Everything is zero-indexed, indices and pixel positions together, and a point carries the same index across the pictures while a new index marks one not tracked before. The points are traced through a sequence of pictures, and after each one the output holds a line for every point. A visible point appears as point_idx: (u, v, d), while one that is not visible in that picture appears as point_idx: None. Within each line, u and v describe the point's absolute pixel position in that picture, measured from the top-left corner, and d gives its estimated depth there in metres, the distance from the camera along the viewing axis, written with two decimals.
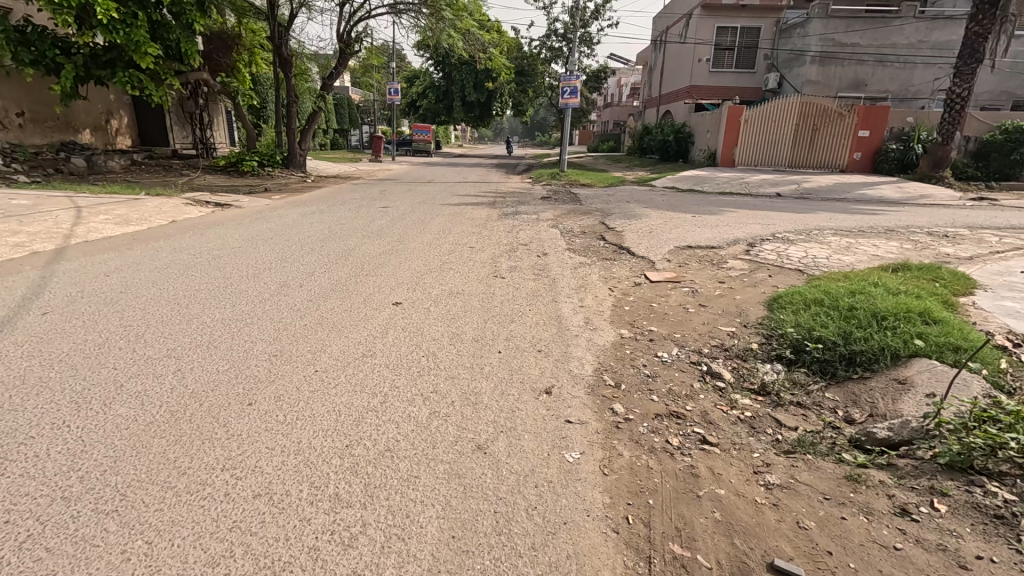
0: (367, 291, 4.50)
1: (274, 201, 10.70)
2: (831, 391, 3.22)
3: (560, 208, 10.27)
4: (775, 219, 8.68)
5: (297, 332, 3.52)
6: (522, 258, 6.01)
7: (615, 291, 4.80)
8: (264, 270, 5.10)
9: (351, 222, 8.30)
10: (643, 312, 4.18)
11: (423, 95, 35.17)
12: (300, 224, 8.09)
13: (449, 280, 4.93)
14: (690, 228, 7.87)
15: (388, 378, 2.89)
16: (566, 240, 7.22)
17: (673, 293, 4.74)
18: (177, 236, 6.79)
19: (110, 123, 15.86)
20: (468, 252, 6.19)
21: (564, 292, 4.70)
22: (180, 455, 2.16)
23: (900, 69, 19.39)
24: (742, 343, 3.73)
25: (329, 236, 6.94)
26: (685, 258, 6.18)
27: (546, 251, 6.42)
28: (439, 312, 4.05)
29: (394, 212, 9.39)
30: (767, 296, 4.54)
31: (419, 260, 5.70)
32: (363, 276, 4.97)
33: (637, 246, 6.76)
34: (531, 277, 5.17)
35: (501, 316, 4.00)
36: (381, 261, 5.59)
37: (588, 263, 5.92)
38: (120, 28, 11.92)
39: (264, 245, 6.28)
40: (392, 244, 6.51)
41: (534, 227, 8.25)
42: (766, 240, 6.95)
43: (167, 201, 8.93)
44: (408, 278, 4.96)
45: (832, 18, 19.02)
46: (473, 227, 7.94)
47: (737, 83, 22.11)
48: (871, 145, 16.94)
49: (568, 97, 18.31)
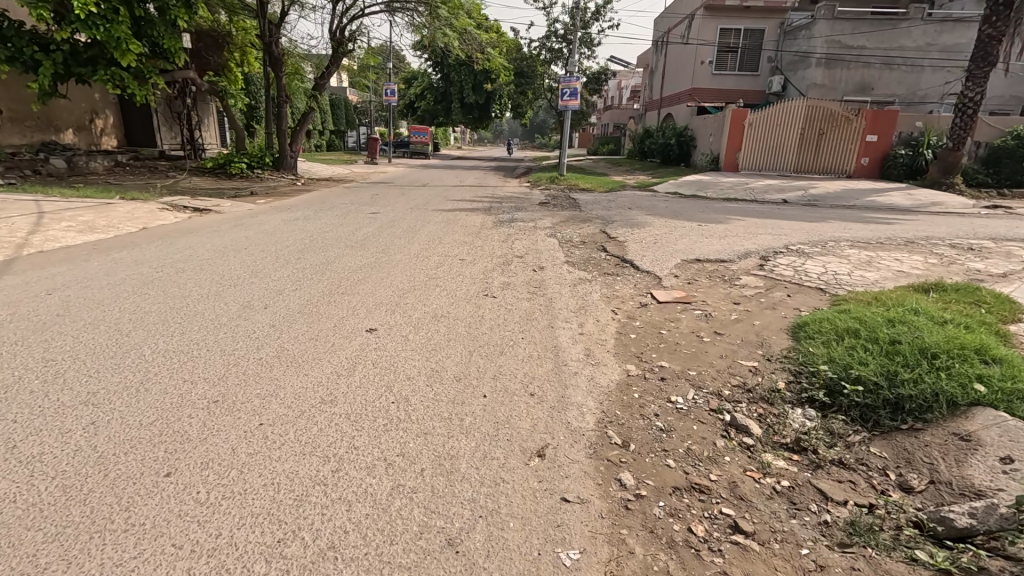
0: (340, 314, 3.99)
1: (258, 206, 10.21)
2: (878, 446, 2.71)
3: (559, 215, 9.79)
4: (786, 228, 8.18)
5: (248, 370, 3.00)
6: (517, 272, 5.51)
7: (618, 314, 4.29)
8: (230, 287, 4.60)
9: (336, 229, 7.80)
10: (652, 342, 3.67)
11: (422, 96, 34.73)
12: (280, 231, 7.58)
13: (433, 300, 4.43)
14: (697, 239, 7.38)
15: (346, 437, 2.38)
16: (565, 252, 6.71)
17: (683, 316, 4.24)
18: (145, 245, 6.28)
19: (94, 123, 15.40)
20: (457, 265, 5.70)
21: (561, 314, 4.20)
22: (54, 562, 1.66)
23: (907, 73, 18.96)
24: (766, 381, 3.23)
25: (309, 247, 6.43)
26: (693, 273, 5.70)
27: (543, 264, 5.92)
28: (417, 342, 3.54)
29: (383, 218, 8.89)
30: (790, 322, 4.03)
31: (403, 275, 5.21)
32: (337, 295, 4.46)
33: (640, 259, 6.26)
34: (525, 296, 4.68)
35: (489, 346, 3.49)
36: (361, 277, 5.09)
37: (589, 279, 5.42)
38: (101, 24, 11.42)
39: (236, 257, 5.77)
40: (377, 256, 6.02)
41: (530, 236, 7.75)
42: (779, 253, 6.46)
43: (141, 205, 8.41)
44: (387, 298, 4.44)
45: (838, 20, 18.59)
46: (466, 236, 7.43)
47: (739, 86, 21.68)
48: (879, 150, 16.49)
49: (567, 98, 17.82)
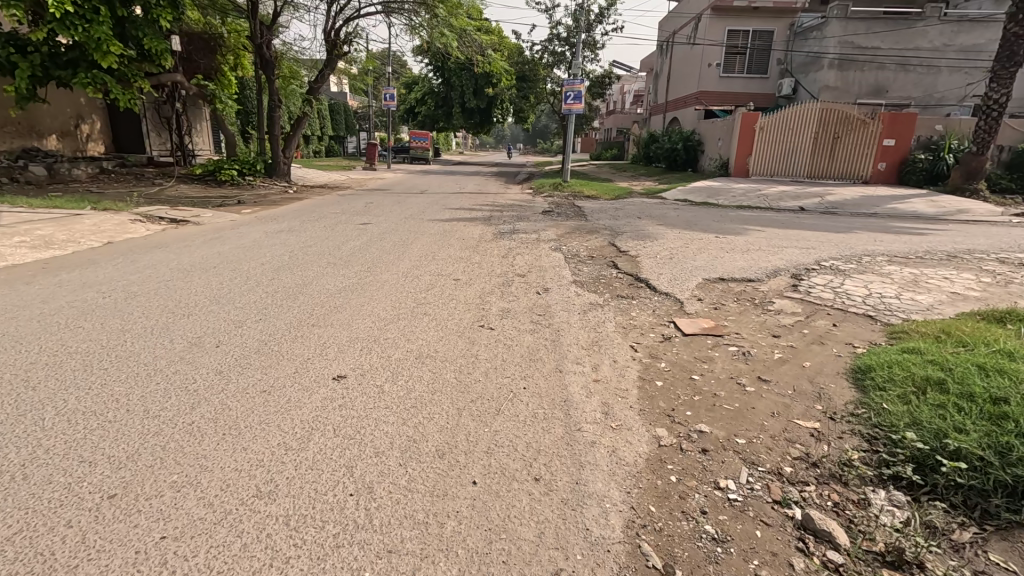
0: (305, 356, 3.31)
1: (242, 216, 9.58)
2: (1000, 552, 2.00)
3: (564, 225, 9.12)
4: (812, 241, 7.51)
5: (168, 444, 2.32)
6: (519, 295, 4.84)
7: (639, 352, 3.59)
8: (181, 318, 3.94)
9: (320, 243, 7.15)
10: (685, 394, 2.98)
11: (421, 101, 34.08)
12: (259, 245, 6.93)
13: (418, 335, 3.74)
14: (717, 253, 6.70)
15: (280, 563, 1.70)
16: (572, 269, 6.04)
17: (717, 355, 3.54)
18: (102, 262, 5.64)
19: (80, 128, 14.87)
20: (450, 287, 5.02)
21: (571, 353, 3.51)
22: None
23: (923, 74, 18.26)
24: (835, 451, 2.53)
25: (286, 264, 5.77)
26: (719, 296, 5.04)
27: (548, 285, 5.24)
28: (392, 396, 2.85)
29: (374, 230, 8.24)
30: (847, 364, 3.34)
31: (387, 300, 4.55)
32: (306, 328, 3.79)
33: (656, 277, 5.59)
34: (527, 327, 4.00)
35: (482, 402, 2.81)
36: (338, 303, 4.42)
37: (601, 303, 4.75)
38: (79, 25, 10.87)
39: (202, 278, 5.10)
40: (361, 275, 5.37)
41: (533, 249, 7.08)
42: (812, 270, 5.78)
43: (111, 217, 7.79)
44: (364, 332, 3.78)
45: (852, 20, 17.98)
46: (462, 251, 6.77)
47: (748, 89, 21.00)
48: (897, 154, 15.77)
49: (571, 102, 17.17)
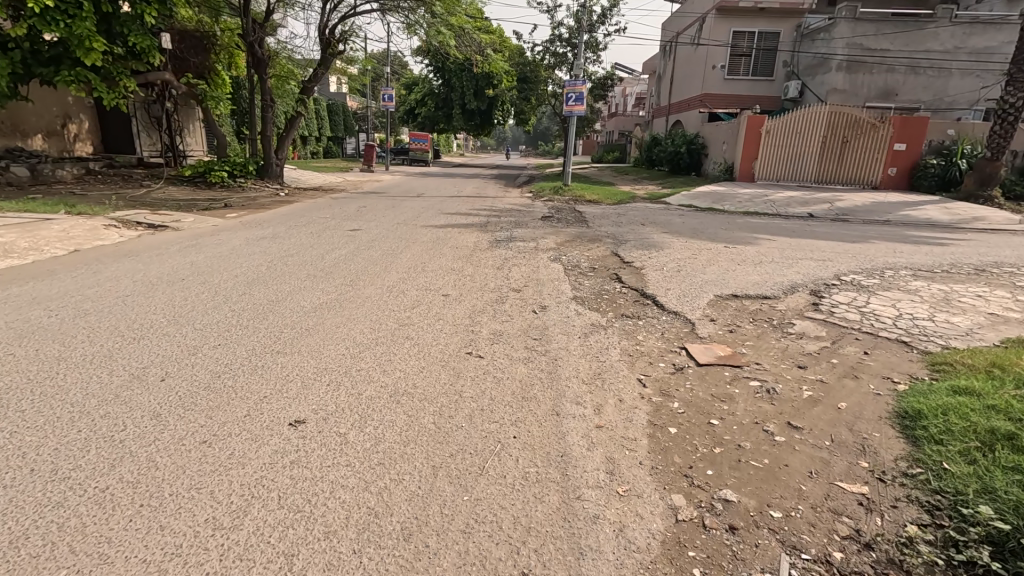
0: (262, 394, 2.86)
1: (227, 220, 9.16)
2: None
3: (564, 232, 8.70)
4: (828, 252, 7.06)
5: (65, 523, 1.87)
6: (514, 314, 4.39)
7: (647, 388, 3.14)
8: (130, 343, 3.48)
9: (304, 251, 6.72)
10: (704, 447, 2.52)
11: (421, 103, 33.64)
12: (238, 253, 6.49)
13: (395, 366, 3.28)
14: (727, 265, 6.26)
15: None
16: (571, 283, 5.60)
17: (739, 392, 3.09)
18: (62, 273, 5.20)
19: (67, 128, 14.48)
20: (439, 305, 4.57)
21: (571, 387, 3.07)
22: None
23: (934, 77, 17.79)
24: (891, 527, 2.05)
25: (262, 277, 5.32)
26: (733, 317, 4.60)
27: (545, 302, 4.79)
28: (356, 448, 2.40)
29: (364, 237, 7.82)
30: (891, 408, 2.87)
31: (367, 320, 4.11)
32: (271, 357, 3.35)
33: (664, 293, 5.16)
34: (521, 355, 3.54)
35: (463, 458, 2.35)
36: (312, 323, 3.98)
37: (603, 324, 4.31)
38: (61, 21, 10.47)
39: (166, 293, 4.66)
40: (343, 289, 4.93)
41: (531, 260, 6.63)
42: (833, 287, 5.34)
43: (83, 221, 7.37)
44: (334, 362, 3.33)
45: (860, 21, 17.61)
46: (454, 261, 6.33)
47: (753, 92, 20.56)
48: (908, 159, 15.31)
49: (572, 104, 16.74)
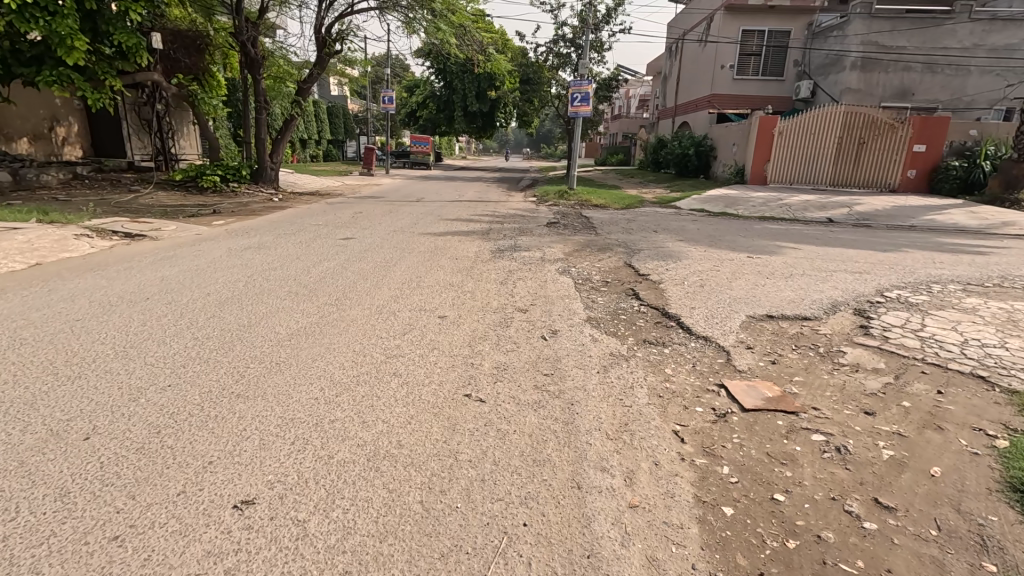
0: (208, 459, 2.28)
1: (212, 228, 8.61)
2: None
3: (572, 240, 8.13)
4: (861, 263, 6.47)
5: None
6: (521, 342, 3.81)
7: (687, 445, 2.55)
8: (61, 385, 2.91)
9: (289, 263, 6.16)
10: (773, 542, 1.92)
11: (422, 105, 33.15)
12: (217, 266, 5.94)
13: (378, 416, 2.70)
14: (755, 279, 5.67)
15: None
16: (583, 300, 5.01)
17: (801, 452, 2.50)
18: (11, 290, 4.63)
19: (55, 131, 14.01)
20: (434, 330, 3.99)
21: (595, 447, 2.49)
22: None
23: (952, 77, 17.16)
24: None
25: (238, 295, 4.74)
26: (772, 342, 4.02)
27: (555, 325, 4.20)
28: (315, 548, 1.81)
29: (357, 246, 7.27)
30: (1001, 478, 2.26)
31: (349, 351, 3.52)
32: (228, 404, 2.76)
33: (689, 313, 4.59)
34: (530, 399, 2.94)
35: (457, 563, 1.77)
36: (284, 356, 3.40)
37: (625, 353, 3.73)
38: (41, 18, 9.96)
39: (123, 316, 4.08)
40: (327, 311, 4.36)
41: (537, 273, 6.05)
42: (877, 305, 4.77)
43: (54, 230, 6.83)
44: (306, 410, 2.74)
45: (877, 18, 16.94)
46: (453, 274, 5.77)
47: (763, 92, 19.99)
48: (929, 161, 14.66)
49: (578, 104, 16.11)
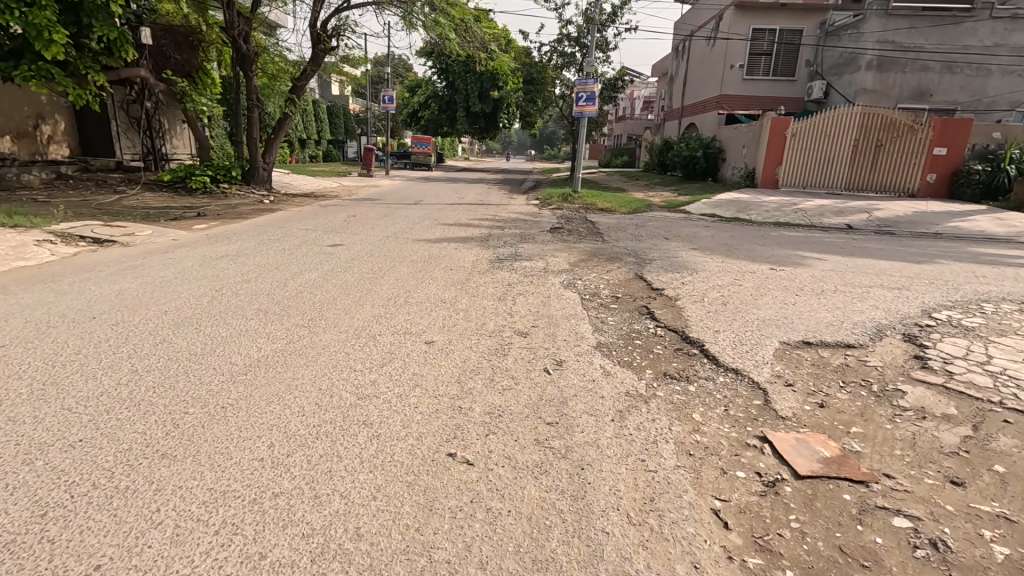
0: (96, 562, 1.71)
1: (191, 232, 8.05)
2: None
3: (578, 248, 7.55)
4: (896, 277, 5.88)
5: None
6: (520, 377, 3.22)
7: (734, 535, 1.97)
8: None
9: (267, 273, 5.61)
10: None
11: (424, 105, 32.60)
12: (186, 276, 5.38)
13: (336, 491, 2.11)
14: (784, 295, 5.08)
15: None
16: (591, 321, 4.42)
17: (885, 548, 1.91)
18: None
19: (40, 129, 13.51)
20: (417, 362, 3.40)
21: (613, 541, 1.91)
22: None
23: (971, 77, 16.53)
24: None
25: (200, 314, 4.18)
26: (814, 377, 3.43)
27: (560, 354, 3.61)
28: None
29: (344, 254, 6.71)
30: None
31: (313, 391, 2.94)
32: (146, 470, 2.18)
33: (713, 339, 4.01)
34: (530, 460, 2.37)
35: None
36: (234, 398, 2.82)
37: (644, 392, 3.14)
38: (16, 9, 9.37)
39: (55, 341, 3.51)
40: (298, 335, 3.78)
41: (539, 286, 5.47)
42: (927, 330, 4.18)
43: (11, 236, 6.25)
44: (246, 480, 2.16)
45: (893, 16, 16.31)
46: (446, 287, 5.21)
47: (773, 93, 19.40)
48: (949, 164, 14.02)
49: (583, 104, 15.50)
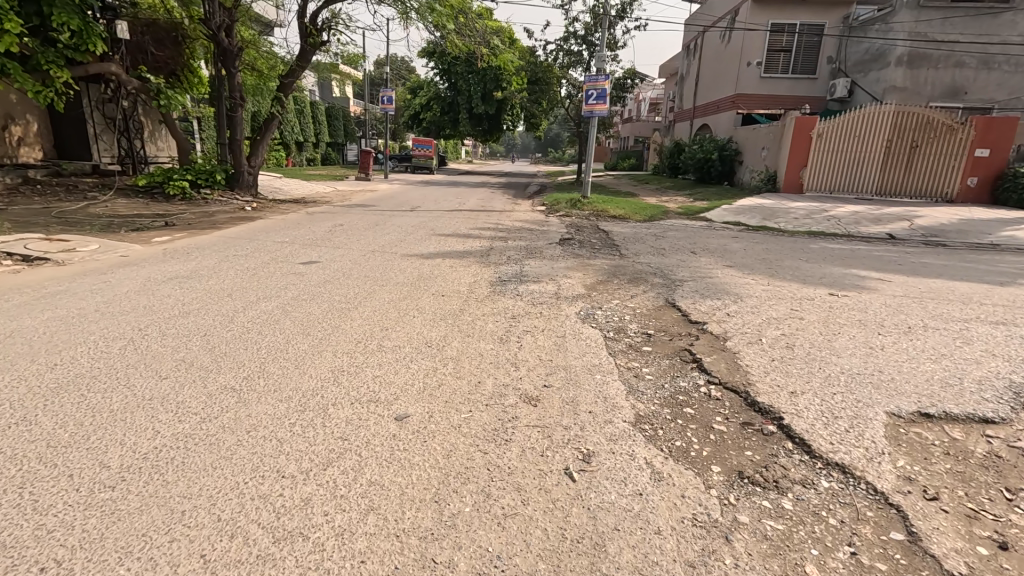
0: None
1: (147, 247, 6.99)
2: None
3: (592, 265, 6.50)
4: (989, 305, 4.78)
5: None
6: (528, 491, 2.13)
7: None
8: None
9: (216, 302, 4.56)
10: None
11: (425, 107, 31.67)
12: (111, 307, 4.34)
13: None
14: (862, 334, 3.99)
15: None
16: (623, 375, 3.34)
17: None
18: None
19: (9, 131, 12.56)
20: (379, 460, 2.30)
21: None
22: None
23: (1009, 73, 15.33)
24: None
25: (98, 370, 3.11)
26: (964, 482, 2.32)
27: (586, 440, 2.52)
28: None
29: (319, 274, 5.67)
30: None
31: (206, 529, 1.85)
32: None
33: (793, 406, 2.92)
34: None
35: None
36: (69, 548, 1.75)
37: (720, 516, 2.05)
38: None
39: None
40: (220, 408, 2.70)
41: (550, 318, 4.42)
42: None
43: None
44: None
45: (925, 8, 15.22)
46: (436, 323, 4.15)
47: (793, 92, 18.24)
48: (992, 167, 12.87)
49: (593, 102, 14.36)
